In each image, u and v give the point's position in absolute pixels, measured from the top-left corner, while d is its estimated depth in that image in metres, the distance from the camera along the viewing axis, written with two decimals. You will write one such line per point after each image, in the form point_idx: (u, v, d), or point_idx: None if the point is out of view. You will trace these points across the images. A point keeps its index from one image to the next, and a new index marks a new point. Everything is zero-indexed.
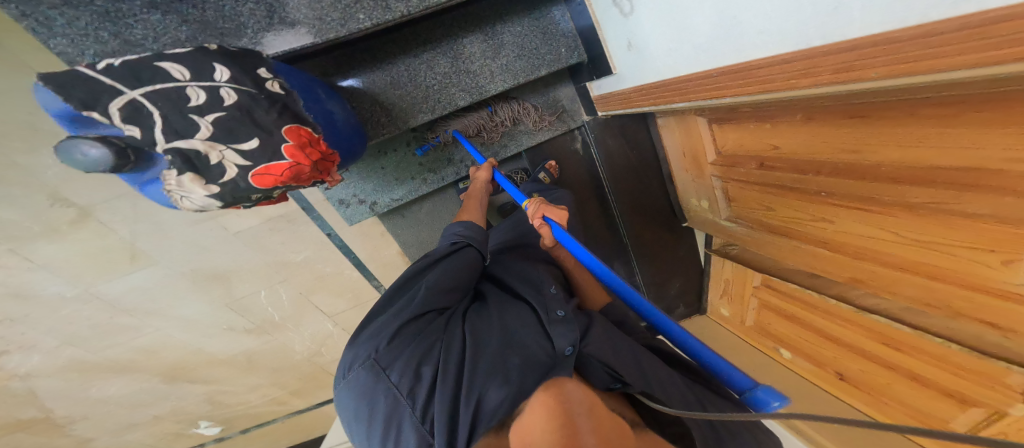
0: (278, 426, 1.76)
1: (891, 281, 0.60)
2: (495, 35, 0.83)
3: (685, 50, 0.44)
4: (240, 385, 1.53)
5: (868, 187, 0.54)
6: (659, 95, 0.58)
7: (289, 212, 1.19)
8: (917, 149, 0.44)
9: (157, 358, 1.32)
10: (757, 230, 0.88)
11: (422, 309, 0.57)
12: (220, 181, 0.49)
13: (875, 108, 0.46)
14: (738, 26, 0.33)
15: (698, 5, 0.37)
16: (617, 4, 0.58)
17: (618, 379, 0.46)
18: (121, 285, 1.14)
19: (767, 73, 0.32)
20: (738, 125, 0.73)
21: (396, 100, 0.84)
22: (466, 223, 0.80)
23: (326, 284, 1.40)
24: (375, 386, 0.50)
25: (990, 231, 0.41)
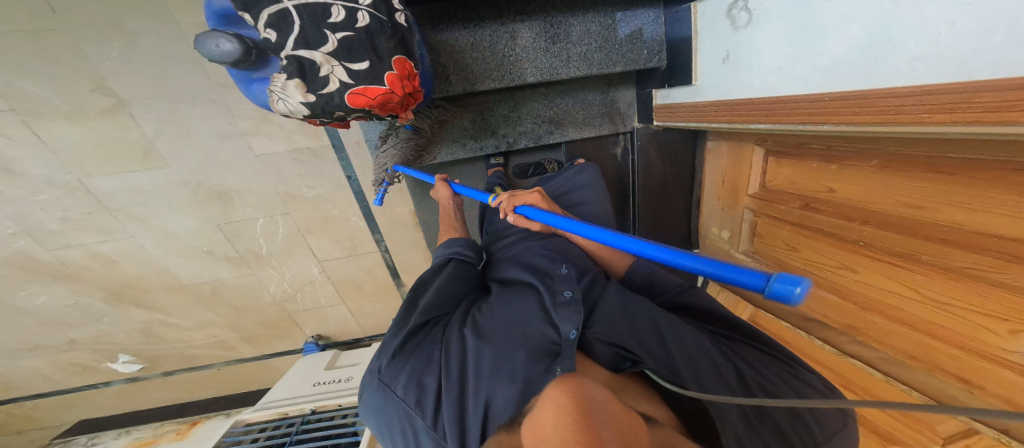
0: (211, 373, 1.67)
1: (885, 333, 0.65)
2: (572, 24, 0.83)
3: (798, 69, 0.45)
4: (190, 319, 1.51)
5: (911, 243, 0.55)
6: (736, 113, 0.59)
7: (319, 146, 1.24)
8: (975, 214, 0.46)
9: (115, 267, 1.34)
10: (771, 269, 0.91)
11: (420, 321, 0.58)
12: (320, 92, 0.58)
13: (954, 164, 0.47)
14: (891, 48, 0.32)
15: (843, 24, 0.37)
16: (730, 14, 0.60)
17: (628, 359, 0.46)
18: (114, 184, 1.18)
19: (902, 101, 0.31)
20: (800, 160, 0.74)
21: (471, 62, 0.85)
22: (452, 242, 0.79)
23: (328, 228, 1.40)
24: (385, 403, 0.50)
25: (1008, 300, 0.44)
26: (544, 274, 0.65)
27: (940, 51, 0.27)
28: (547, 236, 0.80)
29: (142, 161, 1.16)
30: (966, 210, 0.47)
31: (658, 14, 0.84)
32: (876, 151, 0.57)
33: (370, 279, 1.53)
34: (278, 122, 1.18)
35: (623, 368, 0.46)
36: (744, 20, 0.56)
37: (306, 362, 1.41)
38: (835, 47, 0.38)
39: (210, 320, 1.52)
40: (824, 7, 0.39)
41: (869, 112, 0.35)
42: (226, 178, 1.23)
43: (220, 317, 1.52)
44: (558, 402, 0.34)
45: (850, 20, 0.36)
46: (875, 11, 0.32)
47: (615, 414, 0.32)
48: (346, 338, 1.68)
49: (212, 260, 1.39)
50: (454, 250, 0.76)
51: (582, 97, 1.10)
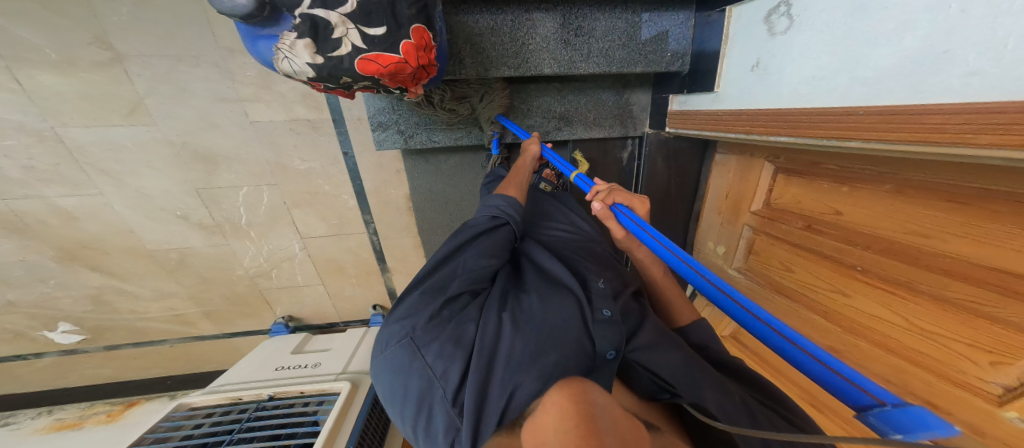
0: (161, 350, 1.57)
1: (864, 356, 0.67)
2: (599, 19, 0.82)
3: (835, 80, 0.45)
4: (148, 288, 1.42)
5: (909, 271, 0.57)
6: (758, 123, 0.60)
7: (319, 119, 1.19)
8: (982, 247, 0.47)
9: (75, 225, 1.24)
10: (761, 287, 0.91)
11: (459, 290, 0.56)
12: (330, 55, 0.54)
13: (971, 194, 0.47)
14: (946, 60, 0.32)
15: (894, 36, 0.36)
16: (768, 20, 0.59)
17: (667, 390, 0.52)
18: (91, 136, 1.10)
19: (941, 120, 0.32)
20: (810, 180, 0.74)
21: (491, 45, 0.83)
22: (507, 198, 0.75)
23: (317, 203, 1.34)
24: (410, 365, 0.48)
25: (997, 334, 0.47)
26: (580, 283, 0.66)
27: (999, 66, 0.27)
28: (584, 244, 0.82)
29: (125, 116, 1.09)
30: (974, 242, 0.48)
31: (687, 17, 0.83)
32: (892, 175, 0.57)
33: (353, 261, 1.47)
34: (280, 91, 1.13)
35: (661, 398, 0.52)
36: (784, 26, 0.55)
37: (271, 344, 1.31)
38: (883, 58, 0.38)
39: (172, 291, 1.44)
40: (880, 14, 0.38)
41: (904, 129, 0.35)
42: (214, 140, 1.17)
43: (183, 288, 1.44)
44: (559, 405, 0.35)
45: (906, 29, 0.35)
46: (936, 22, 0.32)
47: (616, 419, 0.34)
48: (319, 321, 1.61)
49: (185, 227, 1.32)
50: (511, 216, 0.72)
51: (596, 96, 1.08)
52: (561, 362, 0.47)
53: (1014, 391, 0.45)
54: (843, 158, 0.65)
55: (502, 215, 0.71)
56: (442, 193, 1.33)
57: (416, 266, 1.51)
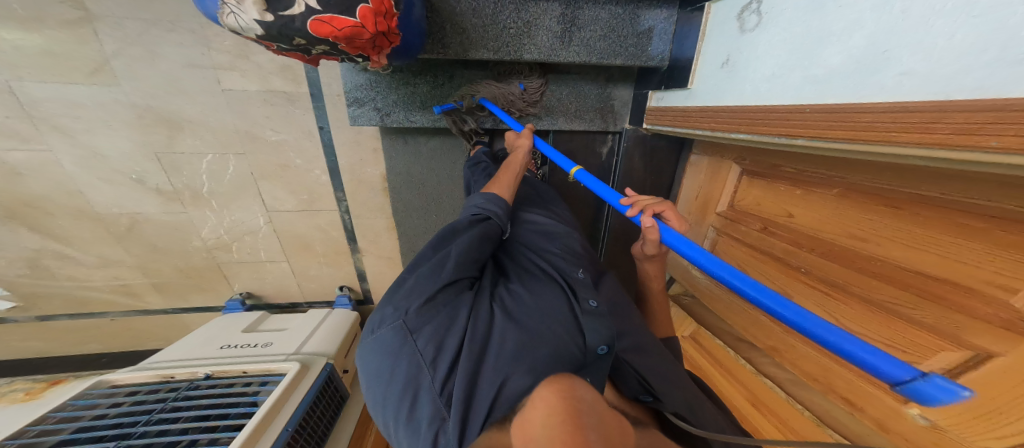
0: (101, 323, 1.46)
1: (799, 357, 0.72)
2: (584, 10, 0.81)
3: (791, 78, 0.46)
4: (93, 254, 1.32)
5: (846, 274, 0.59)
6: (721, 120, 0.61)
7: (294, 92, 1.14)
8: (909, 252, 0.49)
9: (17, 181, 1.14)
10: (719, 287, 0.94)
11: (454, 276, 0.57)
12: (281, 13, 0.51)
13: (907, 199, 0.49)
14: (886, 60, 0.32)
15: (846, 36, 0.37)
16: (740, 17, 0.59)
17: (649, 393, 0.52)
18: (48, 92, 1.04)
19: (873, 118, 0.33)
20: (770, 182, 0.76)
21: (471, 24, 0.80)
22: (487, 196, 0.74)
23: (286, 177, 1.28)
24: (400, 349, 0.48)
25: (910, 335, 0.50)
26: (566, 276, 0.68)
27: (929, 67, 0.29)
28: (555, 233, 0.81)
29: (89, 75, 1.03)
30: (903, 246, 0.50)
31: (671, 14, 0.83)
32: (841, 180, 0.59)
33: (322, 240, 1.42)
34: (257, 61, 1.09)
35: (645, 401, 0.52)
36: (753, 23, 0.55)
37: (220, 322, 1.24)
38: (834, 57, 0.39)
39: (119, 259, 1.35)
40: (835, 12, 0.38)
41: (843, 126, 0.36)
42: (183, 106, 1.11)
43: (131, 257, 1.35)
44: (548, 402, 0.34)
45: (855, 28, 0.36)
46: (880, 23, 0.33)
47: (605, 417, 0.33)
48: (280, 300, 1.54)
49: (139, 191, 1.23)
50: (492, 210, 0.70)
51: (579, 88, 1.08)
52: (551, 356, 0.47)
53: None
54: (802, 161, 0.67)
55: (482, 212, 0.70)
56: (419, 175, 1.30)
57: (388, 248, 1.47)
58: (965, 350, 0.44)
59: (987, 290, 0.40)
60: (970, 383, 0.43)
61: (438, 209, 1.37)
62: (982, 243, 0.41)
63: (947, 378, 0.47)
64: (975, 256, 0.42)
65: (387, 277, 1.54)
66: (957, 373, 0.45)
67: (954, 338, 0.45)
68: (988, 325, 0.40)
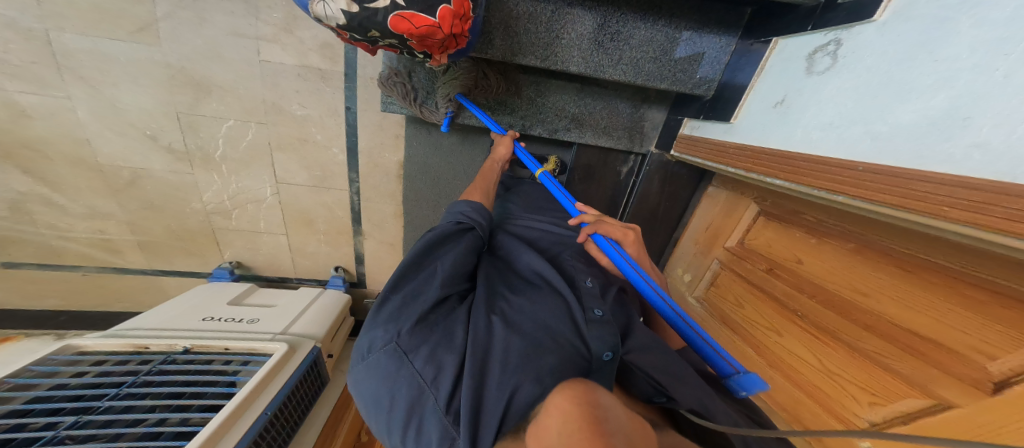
0: (71, 277, 1.44)
1: (775, 387, 0.75)
2: (636, 32, 0.84)
3: (849, 131, 0.48)
4: (81, 204, 1.32)
5: (841, 325, 0.60)
6: (758, 161, 0.64)
7: (329, 70, 1.17)
8: (907, 312, 0.51)
9: (24, 122, 1.15)
10: (712, 317, 0.96)
11: (442, 294, 0.60)
12: (366, 6, 0.53)
13: (918, 263, 0.50)
14: (961, 128, 0.34)
15: (915, 98, 0.39)
16: (809, 59, 0.60)
17: (663, 394, 0.52)
18: (83, 44, 1.06)
19: (928, 188, 0.35)
20: (786, 227, 0.77)
21: (526, 31, 0.83)
22: (472, 205, 0.82)
23: (303, 151, 1.30)
24: (398, 372, 0.50)
25: (885, 381, 0.53)
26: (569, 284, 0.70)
27: (1006, 142, 0.29)
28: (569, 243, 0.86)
29: (131, 33, 1.06)
30: (901, 305, 0.52)
31: (729, 43, 0.85)
32: (857, 235, 0.60)
33: (326, 218, 1.42)
34: (300, 36, 1.12)
35: (658, 402, 0.52)
36: (824, 66, 0.56)
37: (204, 291, 1.20)
38: (903, 114, 0.40)
39: (109, 212, 1.35)
40: (916, 70, 0.40)
41: (892, 193, 0.39)
42: (216, 72, 1.13)
43: (123, 212, 1.35)
44: (564, 410, 0.34)
45: (941, 88, 0.36)
46: (973, 85, 0.33)
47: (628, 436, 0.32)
48: (270, 273, 1.54)
49: (150, 148, 1.24)
50: (475, 220, 0.79)
51: (613, 105, 1.09)
52: (559, 364, 0.49)
53: (876, 425, 0.54)
54: (822, 211, 0.68)
55: (467, 221, 0.77)
56: (435, 165, 1.34)
57: (391, 234, 1.48)
58: (929, 398, 0.47)
59: (967, 354, 0.42)
60: (919, 428, 0.48)
61: (447, 201, 1.41)
62: (983, 314, 0.41)
63: (904, 420, 0.50)
64: (966, 323, 0.43)
65: (386, 263, 1.54)
66: (913, 417, 0.49)
67: (923, 388, 0.47)
68: (957, 381, 0.43)
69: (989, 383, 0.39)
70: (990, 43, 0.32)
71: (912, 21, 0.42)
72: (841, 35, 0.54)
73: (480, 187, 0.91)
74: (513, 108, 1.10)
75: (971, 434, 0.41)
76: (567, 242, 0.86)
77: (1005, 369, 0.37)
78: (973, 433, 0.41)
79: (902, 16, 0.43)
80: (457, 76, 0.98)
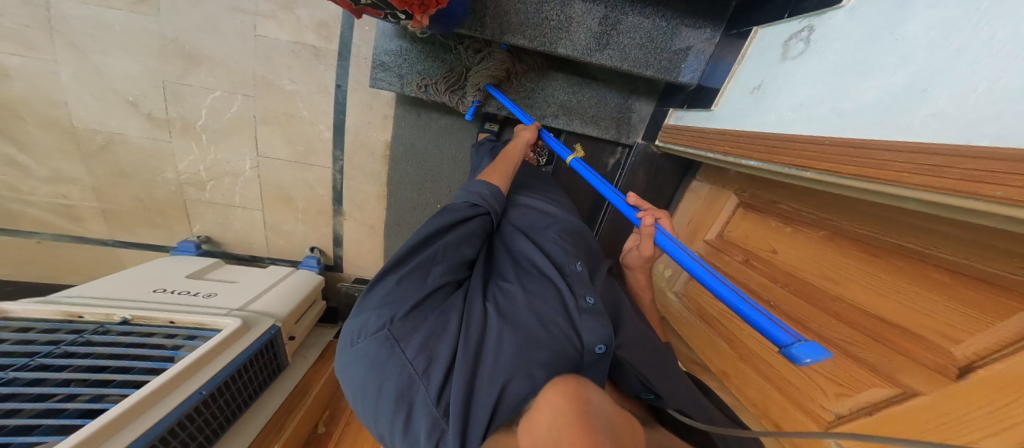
0: (24, 244, 1.36)
1: (743, 381, 0.73)
2: (625, 18, 0.83)
3: (818, 111, 0.46)
4: (47, 167, 1.26)
5: (808, 312, 0.59)
6: (735, 144, 0.63)
7: (322, 47, 1.16)
8: (875, 297, 0.49)
9: (2, 81, 1.13)
10: (690, 312, 0.94)
11: (439, 282, 0.57)
12: None
13: (886, 249, 0.48)
14: (918, 100, 0.32)
15: (877, 73, 0.38)
16: (784, 45, 0.59)
17: (652, 392, 0.53)
18: (82, 11, 1.07)
19: (890, 156, 0.34)
20: (763, 217, 0.76)
21: (512, 11, 0.81)
22: (490, 186, 0.75)
23: (288, 127, 1.26)
24: (387, 361, 0.47)
25: (851, 370, 0.51)
26: (558, 267, 0.68)
27: (960, 110, 0.28)
28: (554, 220, 0.80)
29: (131, 3, 1.08)
30: (871, 291, 0.50)
31: (713, 35, 0.84)
32: (830, 223, 0.59)
33: (305, 196, 1.38)
34: (297, 13, 1.13)
35: (645, 398, 0.54)
36: (798, 51, 0.55)
37: (168, 262, 1.15)
38: (867, 91, 0.39)
39: (75, 177, 1.29)
40: (882, 46, 0.38)
41: (856, 164, 0.37)
42: (209, 44, 1.13)
43: (90, 177, 1.29)
44: (554, 406, 0.31)
45: (900, 65, 0.35)
46: (928, 60, 0.32)
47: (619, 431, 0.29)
48: (240, 251, 1.46)
49: (129, 114, 1.21)
50: (491, 205, 0.73)
51: (601, 94, 1.08)
52: (551, 359, 0.49)
53: (842, 418, 0.53)
54: (799, 201, 0.66)
55: (482, 203, 0.71)
56: (422, 148, 1.31)
57: (374, 217, 1.43)
58: (893, 387, 0.45)
59: (933, 339, 0.41)
60: (886, 418, 0.45)
61: (433, 186, 1.37)
62: (948, 297, 0.40)
63: (869, 411, 0.48)
64: (932, 306, 0.42)
65: (365, 246, 1.48)
66: (880, 407, 0.46)
67: (890, 377, 0.45)
68: (924, 368, 0.41)
69: (953, 368, 0.38)
70: (946, 20, 0.31)
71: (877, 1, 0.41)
72: (814, 21, 0.52)
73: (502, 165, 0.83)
74: (510, 90, 1.07)
75: (931, 424, 0.39)
76: (556, 219, 0.81)
77: (971, 353, 0.36)
78: (935, 421, 0.38)
79: None
80: (491, 65, 0.97)
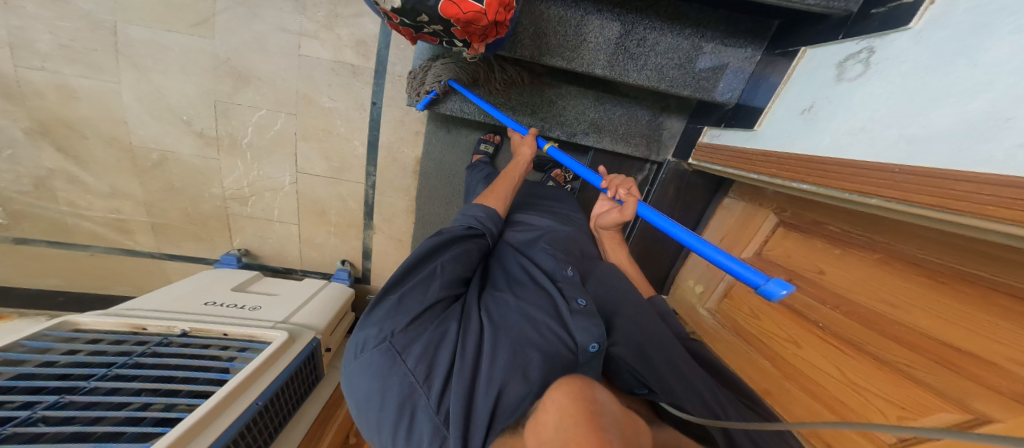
0: (78, 257, 1.47)
1: (790, 400, 0.73)
2: (662, 39, 0.85)
3: (885, 135, 0.47)
4: (104, 182, 1.37)
5: (866, 335, 0.58)
6: (785, 168, 0.64)
7: (360, 65, 1.23)
8: (944, 324, 0.48)
9: (71, 103, 1.24)
10: (727, 330, 0.93)
11: (439, 292, 0.58)
12: None
13: (950, 275, 0.48)
14: (1000, 128, 0.33)
15: (955, 100, 0.38)
16: (839, 66, 0.60)
17: (644, 385, 0.50)
18: (144, 35, 1.17)
19: (975, 187, 0.34)
20: (807, 237, 0.75)
21: (552, 34, 0.85)
22: (485, 209, 0.80)
23: (325, 142, 1.34)
24: (389, 371, 0.48)
25: (914, 394, 0.50)
26: (550, 275, 0.71)
27: None
28: (552, 233, 0.84)
29: (189, 26, 1.17)
30: (939, 319, 0.49)
31: (753, 54, 0.86)
32: (885, 246, 0.59)
33: (338, 209, 1.44)
34: (338, 33, 1.20)
35: (638, 393, 0.50)
36: (856, 73, 0.56)
37: (211, 275, 1.21)
38: (942, 117, 0.39)
39: (129, 192, 1.39)
40: (957, 74, 0.39)
41: (934, 193, 0.38)
42: (257, 63, 1.22)
43: (142, 192, 1.40)
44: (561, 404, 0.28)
45: (980, 91, 0.36)
46: (1010, 88, 0.33)
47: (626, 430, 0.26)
48: (277, 264, 1.55)
49: (182, 131, 1.31)
50: (489, 227, 0.77)
51: (633, 112, 1.10)
52: (542, 359, 0.50)
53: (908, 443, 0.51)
54: (845, 221, 0.66)
55: (478, 225, 0.76)
56: (451, 164, 1.36)
57: (401, 230, 1.48)
58: (962, 412, 0.44)
59: (1004, 365, 0.40)
60: None
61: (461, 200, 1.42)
62: (1018, 324, 0.39)
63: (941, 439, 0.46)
64: (998, 331, 0.41)
65: (392, 259, 1.53)
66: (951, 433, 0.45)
67: (960, 403, 0.44)
68: (997, 394, 0.40)
69: None
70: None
71: (948, 28, 0.42)
72: (875, 43, 0.54)
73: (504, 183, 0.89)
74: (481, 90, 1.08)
75: None
76: (547, 230, 0.85)
77: None
78: None
79: (936, 23, 0.44)
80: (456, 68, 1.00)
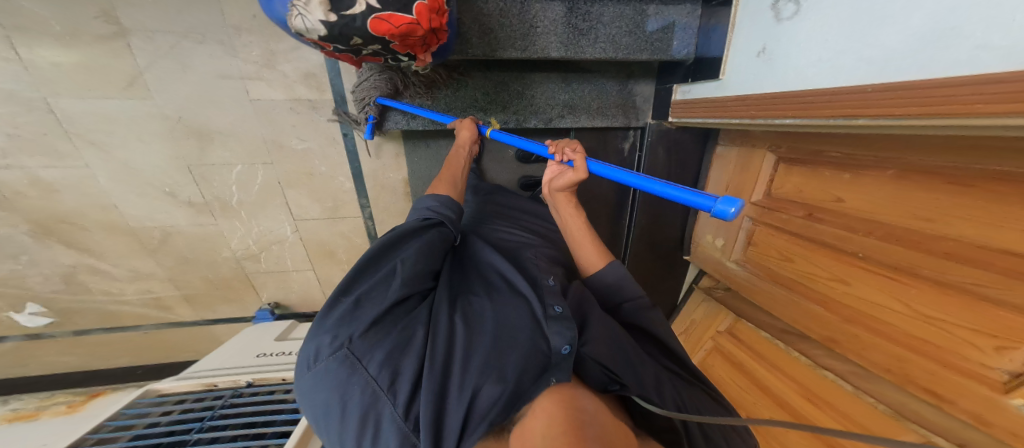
0: (134, 336, 1.52)
1: (863, 346, 0.69)
2: (607, 8, 0.82)
3: (846, 61, 0.45)
4: (125, 267, 1.38)
5: (911, 257, 0.56)
6: (760, 107, 0.62)
7: (318, 99, 1.19)
8: (992, 229, 0.46)
9: (53, 196, 1.20)
10: (760, 279, 0.92)
11: (402, 293, 0.56)
12: (343, 13, 0.54)
13: (984, 177, 0.46)
14: (954, 35, 0.31)
15: (900, 15, 0.36)
16: (775, 7, 0.60)
17: (616, 381, 0.50)
18: (84, 107, 1.08)
19: (952, 89, 0.32)
20: (813, 168, 0.74)
21: (496, 27, 0.82)
22: (438, 197, 0.75)
23: (311, 185, 1.32)
24: (349, 379, 0.47)
25: (998, 316, 0.46)
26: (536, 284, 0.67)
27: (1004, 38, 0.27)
28: (538, 245, 0.85)
29: (121, 88, 1.08)
30: (985, 226, 0.46)
31: (693, 8, 0.83)
32: (896, 160, 0.58)
33: (346, 247, 1.46)
34: (282, 70, 1.14)
35: (611, 390, 0.50)
36: (790, 11, 0.56)
37: (255, 330, 1.21)
38: (893, 36, 0.38)
39: (150, 271, 1.40)
40: None
41: (915, 102, 0.35)
42: (212, 117, 1.16)
43: (162, 269, 1.41)
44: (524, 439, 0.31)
45: (915, 7, 0.35)
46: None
47: None
48: (307, 310, 1.59)
49: (170, 204, 1.29)
50: (443, 213, 0.72)
51: (600, 86, 1.07)
52: (519, 361, 0.49)
53: (1004, 371, 0.47)
54: (847, 144, 0.66)
55: (434, 215, 0.71)
56: None
57: None
58: None
59: None
60: None
61: None
62: None
63: None
64: None
65: None
66: None
67: None
68: None
69: None
70: None
71: None
72: None
73: (445, 179, 0.86)
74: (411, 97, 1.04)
75: None
76: (530, 245, 0.84)
77: None
78: None
79: None
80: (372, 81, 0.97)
